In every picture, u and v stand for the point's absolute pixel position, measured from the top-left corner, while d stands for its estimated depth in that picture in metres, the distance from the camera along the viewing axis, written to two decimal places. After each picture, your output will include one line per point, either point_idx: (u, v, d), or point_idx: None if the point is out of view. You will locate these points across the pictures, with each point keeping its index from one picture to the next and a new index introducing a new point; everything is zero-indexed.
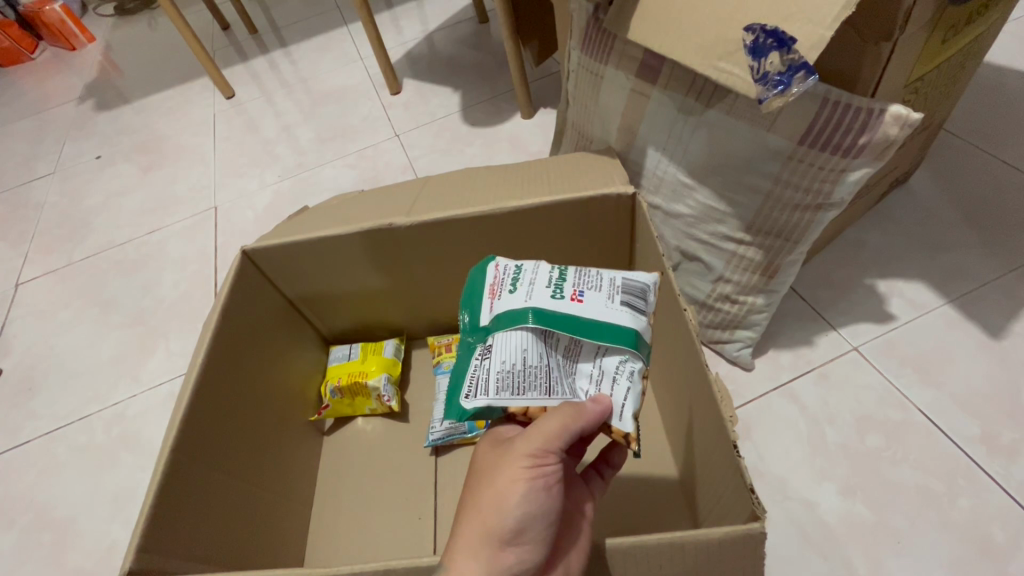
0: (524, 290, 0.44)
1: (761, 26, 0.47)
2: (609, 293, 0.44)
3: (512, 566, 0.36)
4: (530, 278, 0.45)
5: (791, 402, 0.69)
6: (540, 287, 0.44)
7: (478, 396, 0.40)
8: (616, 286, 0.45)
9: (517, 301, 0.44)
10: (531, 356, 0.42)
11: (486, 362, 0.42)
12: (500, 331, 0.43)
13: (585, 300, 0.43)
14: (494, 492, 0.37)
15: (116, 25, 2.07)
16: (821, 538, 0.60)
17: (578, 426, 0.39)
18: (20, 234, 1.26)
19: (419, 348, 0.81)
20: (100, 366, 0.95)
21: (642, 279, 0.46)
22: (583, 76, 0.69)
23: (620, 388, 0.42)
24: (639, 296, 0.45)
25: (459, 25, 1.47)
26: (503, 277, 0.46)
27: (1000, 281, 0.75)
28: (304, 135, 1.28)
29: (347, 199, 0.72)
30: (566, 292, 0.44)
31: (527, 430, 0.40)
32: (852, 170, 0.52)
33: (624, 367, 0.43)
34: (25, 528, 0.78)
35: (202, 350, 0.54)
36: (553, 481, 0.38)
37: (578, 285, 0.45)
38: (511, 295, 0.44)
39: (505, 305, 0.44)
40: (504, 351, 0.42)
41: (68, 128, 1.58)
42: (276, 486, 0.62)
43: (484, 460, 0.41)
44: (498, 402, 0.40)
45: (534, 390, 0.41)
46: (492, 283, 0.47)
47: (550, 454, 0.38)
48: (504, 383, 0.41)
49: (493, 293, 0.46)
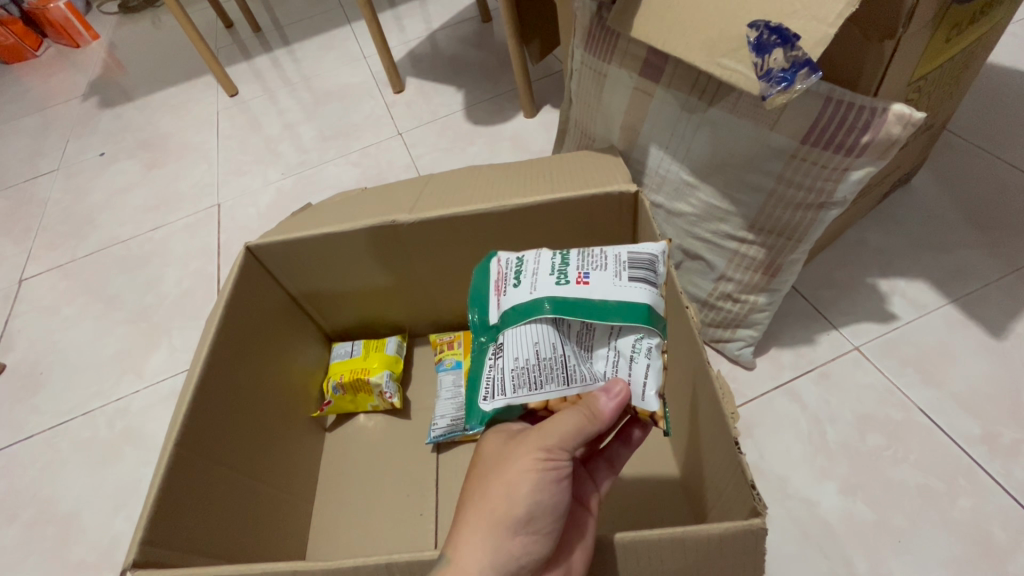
0: (528, 281, 0.45)
1: (766, 22, 0.48)
2: (616, 271, 0.44)
3: (519, 556, 0.36)
4: (532, 268, 0.46)
5: (793, 401, 0.69)
6: (543, 276, 0.45)
7: (498, 397, 0.42)
8: (622, 261, 0.45)
9: (524, 294, 0.44)
10: (544, 348, 0.42)
11: (500, 361, 0.43)
12: (511, 327, 0.44)
13: (591, 282, 0.44)
14: (504, 482, 0.37)
15: (121, 23, 2.08)
16: (821, 537, 0.60)
17: (593, 429, 0.39)
18: (24, 230, 1.26)
19: (421, 345, 0.81)
20: (104, 360, 0.96)
21: (650, 250, 0.46)
22: (585, 74, 0.70)
23: (640, 367, 0.43)
24: (646, 266, 0.45)
25: (462, 24, 1.47)
26: (507, 270, 0.47)
27: (1002, 281, 0.75)
28: (307, 133, 1.29)
29: (350, 196, 0.72)
30: (571, 276, 0.44)
31: (539, 426, 0.40)
32: (855, 169, 0.52)
33: (641, 345, 0.43)
34: (28, 521, 0.79)
35: (206, 346, 0.54)
36: (563, 476, 0.38)
37: (583, 267, 0.45)
38: (516, 289, 0.45)
39: (510, 300, 0.45)
40: (517, 348, 0.43)
41: (72, 124, 1.59)
42: (277, 480, 0.62)
43: (492, 451, 0.40)
44: (516, 401, 0.41)
45: (552, 382, 0.41)
46: (494, 279, 0.48)
47: (563, 451, 0.38)
48: (520, 381, 0.42)
49: (498, 288, 0.47)
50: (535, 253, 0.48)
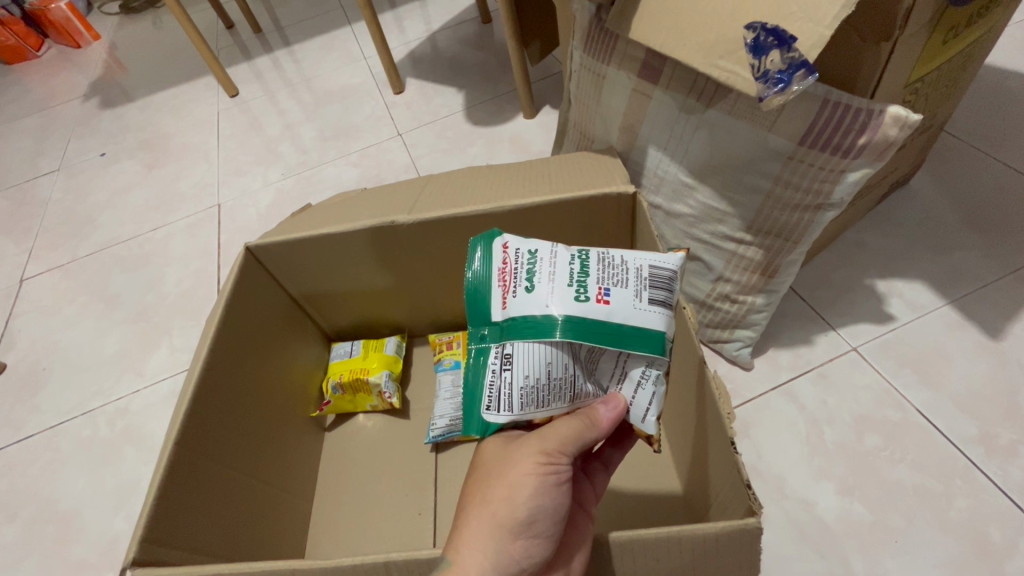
0: (544, 290, 0.42)
1: (762, 24, 0.48)
2: (637, 291, 0.43)
3: (521, 559, 0.36)
4: (548, 274, 0.43)
5: (791, 402, 0.70)
6: (561, 286, 0.42)
7: (502, 411, 0.42)
8: (642, 278, 0.44)
9: (539, 305, 0.42)
10: (556, 368, 0.42)
11: (507, 373, 0.42)
12: (523, 339, 0.42)
13: (611, 301, 0.42)
14: (505, 486, 0.38)
15: (121, 24, 2.08)
16: (818, 536, 0.60)
17: (592, 435, 0.40)
18: (25, 230, 1.27)
19: (420, 345, 0.82)
20: (105, 359, 0.96)
21: (667, 268, 0.46)
22: (584, 76, 0.70)
23: (645, 393, 0.44)
24: (666, 288, 0.45)
25: (462, 25, 1.48)
26: (518, 267, 0.44)
27: (1001, 282, 0.75)
28: (307, 134, 1.29)
29: (350, 196, 0.72)
30: (590, 292, 0.42)
31: (539, 430, 0.40)
32: (852, 170, 0.52)
33: (649, 374, 0.44)
34: (28, 520, 0.79)
35: (205, 345, 0.55)
36: (564, 480, 0.39)
37: (603, 282, 0.43)
38: (529, 295, 0.42)
39: (522, 306, 0.42)
40: (528, 365, 0.41)
41: (72, 124, 1.59)
42: (277, 479, 0.63)
43: (492, 456, 0.41)
44: (522, 418, 0.42)
45: (559, 401, 0.43)
46: (502, 270, 0.45)
47: (563, 454, 0.39)
48: (528, 399, 0.42)
49: (505, 284, 0.44)
50: (550, 251, 0.45)
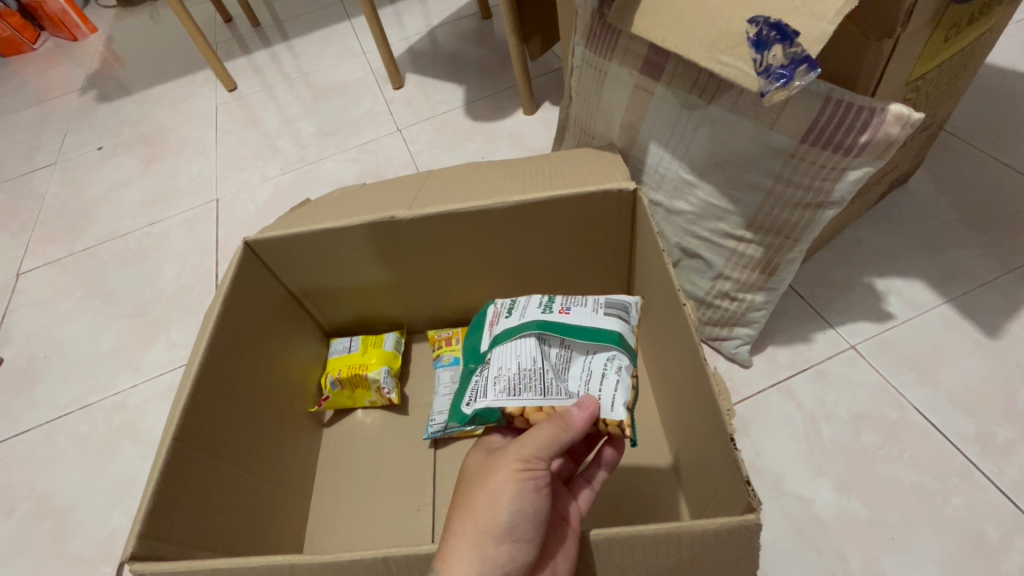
0: (518, 312, 0.53)
1: (766, 18, 0.48)
2: (593, 306, 0.51)
3: (504, 562, 0.37)
4: (523, 303, 0.54)
5: (789, 398, 0.70)
6: (530, 306, 0.52)
7: (477, 400, 0.48)
8: (598, 300, 0.52)
9: (513, 319, 0.52)
10: (525, 361, 0.48)
11: (485, 372, 0.50)
12: (499, 346, 0.51)
13: (571, 311, 0.50)
14: (487, 493, 0.38)
15: (119, 17, 2.07)
16: (814, 533, 0.61)
17: (567, 438, 0.41)
18: (21, 223, 1.26)
19: (419, 341, 0.82)
20: (102, 355, 0.95)
21: (626, 297, 0.53)
22: (586, 72, 0.70)
23: (609, 382, 0.46)
24: (622, 306, 0.51)
25: (462, 20, 1.47)
26: (501, 307, 0.55)
27: (998, 281, 0.75)
28: (306, 129, 1.29)
29: (350, 191, 0.72)
30: (555, 307, 0.52)
31: (516, 440, 0.42)
32: (852, 169, 0.52)
33: (612, 364, 0.47)
34: (24, 516, 0.78)
35: (204, 340, 0.55)
36: (543, 485, 0.40)
37: (566, 302, 0.52)
38: (507, 317, 0.53)
39: (502, 325, 0.53)
40: (502, 359, 0.49)
41: (69, 118, 1.58)
42: (273, 474, 0.62)
43: (475, 469, 0.42)
44: (494, 405, 0.47)
45: (529, 391, 0.46)
46: (491, 316, 0.56)
47: (540, 460, 0.40)
48: (500, 387, 0.47)
49: (493, 321, 0.55)
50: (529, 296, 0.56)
